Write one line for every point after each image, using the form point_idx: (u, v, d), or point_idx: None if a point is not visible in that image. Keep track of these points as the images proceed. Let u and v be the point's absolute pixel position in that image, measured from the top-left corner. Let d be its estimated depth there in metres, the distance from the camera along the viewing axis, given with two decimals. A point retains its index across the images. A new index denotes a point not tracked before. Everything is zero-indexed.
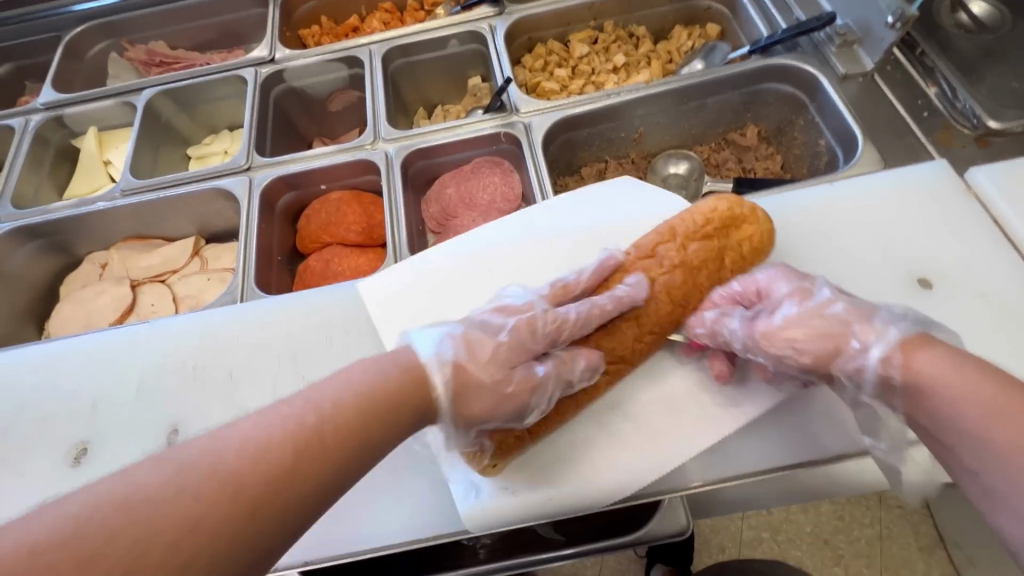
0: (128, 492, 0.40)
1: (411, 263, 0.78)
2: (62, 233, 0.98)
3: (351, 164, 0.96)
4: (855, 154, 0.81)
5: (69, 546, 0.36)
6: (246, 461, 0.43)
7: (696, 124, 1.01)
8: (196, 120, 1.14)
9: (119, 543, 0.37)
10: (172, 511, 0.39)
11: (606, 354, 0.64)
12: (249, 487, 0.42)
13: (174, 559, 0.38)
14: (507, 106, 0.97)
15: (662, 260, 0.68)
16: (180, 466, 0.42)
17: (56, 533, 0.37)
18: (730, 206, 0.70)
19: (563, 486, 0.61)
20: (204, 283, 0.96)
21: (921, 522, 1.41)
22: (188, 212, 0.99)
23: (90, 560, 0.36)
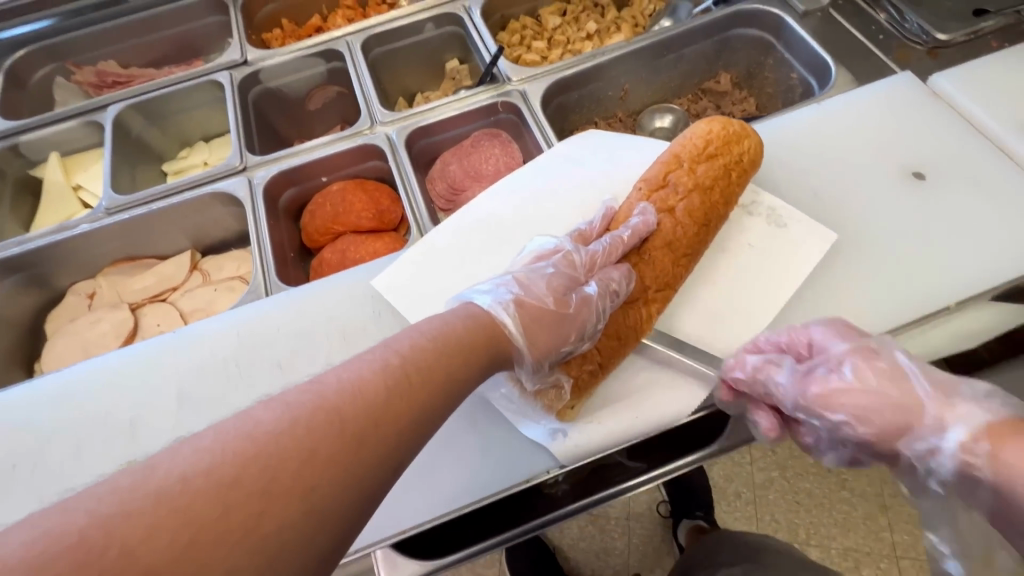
0: (245, 427, 0.37)
1: (421, 245, 0.74)
2: (42, 263, 0.90)
3: (352, 151, 0.94)
4: (830, 78, 0.89)
5: (195, 477, 0.33)
6: (356, 390, 0.41)
7: (674, 77, 1.07)
8: (168, 134, 1.08)
9: (249, 471, 0.34)
10: (292, 440, 0.36)
11: (648, 282, 0.63)
12: (364, 416, 0.39)
13: (305, 481, 0.35)
14: (498, 77, 0.99)
15: (674, 186, 0.66)
16: (291, 400, 0.39)
17: (179, 469, 0.34)
18: (724, 125, 0.69)
19: (647, 407, 0.60)
20: (213, 295, 0.92)
21: None
22: (182, 223, 0.94)
23: (220, 490, 0.33)
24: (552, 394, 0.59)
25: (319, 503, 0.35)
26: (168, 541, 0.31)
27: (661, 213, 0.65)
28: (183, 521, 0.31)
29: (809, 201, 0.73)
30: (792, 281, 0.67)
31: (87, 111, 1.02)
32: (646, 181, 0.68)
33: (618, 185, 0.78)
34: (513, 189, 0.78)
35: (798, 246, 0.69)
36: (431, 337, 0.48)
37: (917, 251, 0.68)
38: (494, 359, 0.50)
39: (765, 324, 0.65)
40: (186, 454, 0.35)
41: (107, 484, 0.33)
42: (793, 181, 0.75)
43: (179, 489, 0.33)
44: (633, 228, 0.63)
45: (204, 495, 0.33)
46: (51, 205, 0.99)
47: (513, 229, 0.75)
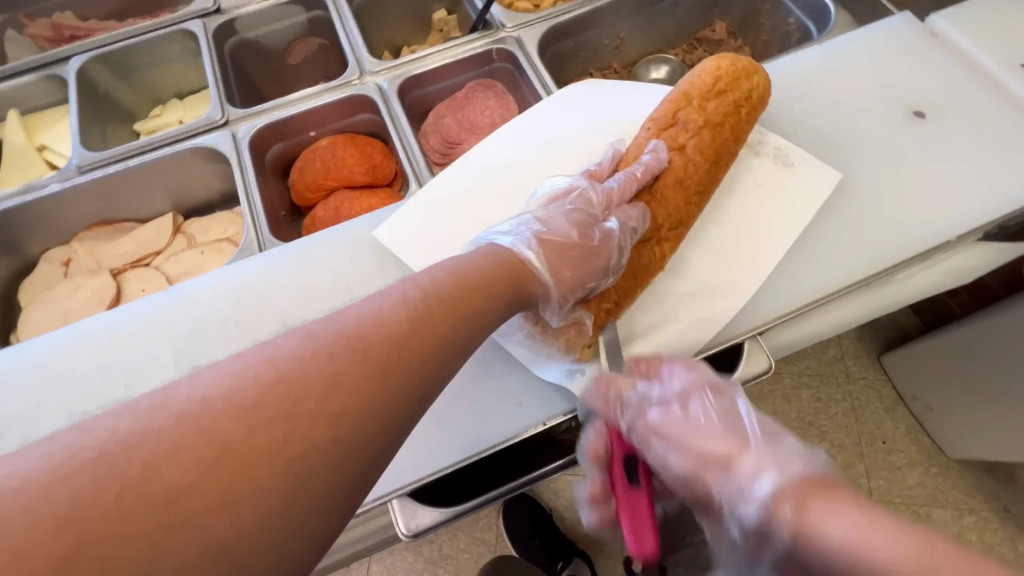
0: (264, 355, 0.36)
1: (424, 193, 0.72)
2: (10, 228, 0.84)
3: (340, 103, 0.89)
4: (829, 21, 0.88)
5: (217, 400, 0.33)
6: (377, 321, 0.40)
7: (670, 25, 1.05)
8: (137, 91, 1.01)
9: (273, 395, 0.34)
10: (314, 366, 0.36)
11: (661, 221, 0.62)
12: (387, 343, 0.39)
13: (329, 407, 0.35)
14: (492, 24, 0.94)
15: (683, 122, 0.65)
16: (311, 329, 0.39)
17: (201, 390, 0.33)
18: (732, 62, 0.68)
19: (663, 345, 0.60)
20: (200, 258, 0.87)
21: (884, 387, 1.55)
22: (161, 183, 0.89)
23: (245, 412, 0.33)
24: (571, 333, 0.58)
25: (344, 427, 0.35)
26: (192, 458, 0.30)
27: (671, 150, 0.64)
28: (206, 439, 0.31)
29: (815, 140, 0.73)
30: (801, 220, 0.67)
31: (46, 65, 0.94)
32: (655, 120, 0.67)
33: (624, 130, 0.76)
34: (516, 138, 0.76)
35: (805, 186, 0.69)
36: (448, 277, 0.47)
37: (921, 186, 0.69)
38: (508, 290, 0.51)
39: (775, 262, 0.65)
40: (207, 381, 0.34)
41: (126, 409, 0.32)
42: (797, 121, 0.75)
43: (200, 410, 0.32)
44: (646, 162, 0.63)
45: (227, 415, 0.32)
46: (14, 168, 0.92)
47: (519, 178, 0.73)
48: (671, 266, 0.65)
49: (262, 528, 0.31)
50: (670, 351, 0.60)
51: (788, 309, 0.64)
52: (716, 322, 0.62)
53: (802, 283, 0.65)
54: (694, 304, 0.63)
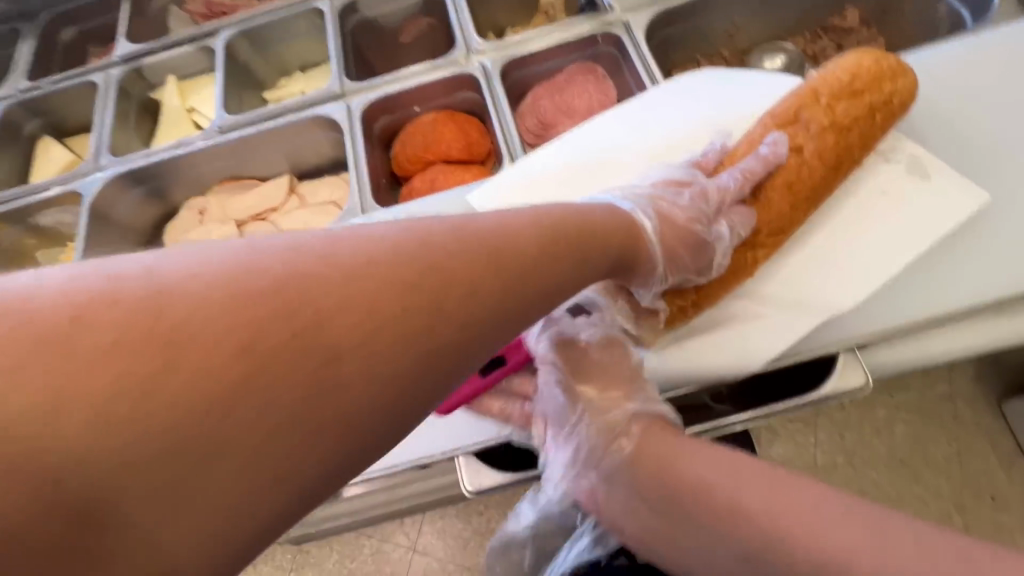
0: (413, 242, 0.39)
1: (519, 166, 0.74)
2: (162, 178, 0.98)
3: (445, 80, 0.93)
4: (989, 10, 0.77)
5: (379, 263, 0.36)
6: (511, 237, 0.43)
7: (793, 11, 0.97)
8: (270, 63, 1.12)
9: (426, 279, 0.37)
10: (459, 261, 0.39)
11: (760, 224, 0.60)
12: (517, 264, 0.42)
13: (467, 304, 0.38)
14: (600, 6, 0.93)
15: (804, 123, 0.61)
16: (455, 225, 0.42)
17: (363, 253, 0.36)
18: (876, 61, 0.62)
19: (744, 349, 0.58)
20: (309, 217, 0.97)
21: (1002, 435, 1.36)
22: (283, 147, 0.99)
23: (405, 284, 0.36)
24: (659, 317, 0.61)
25: (474, 324, 0.39)
26: (357, 316, 0.34)
27: (786, 150, 0.60)
28: (365, 306, 0.34)
29: (952, 143, 0.65)
30: (930, 239, 0.60)
31: (201, 37, 1.08)
32: (774, 114, 0.63)
33: (730, 122, 0.73)
34: (617, 123, 0.75)
35: (943, 204, 0.61)
36: (571, 215, 0.50)
37: None
38: (613, 256, 0.52)
39: (888, 277, 0.59)
40: (364, 252, 0.37)
41: (293, 253, 0.35)
42: (933, 121, 0.67)
43: (365, 266, 0.35)
44: (765, 153, 0.60)
45: (389, 286, 0.35)
46: (169, 126, 1.06)
47: (614, 167, 0.72)
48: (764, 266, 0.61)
49: (395, 395, 0.35)
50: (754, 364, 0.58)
51: (889, 325, 0.59)
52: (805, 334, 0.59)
53: (910, 299, 0.59)
54: (785, 309, 0.59)
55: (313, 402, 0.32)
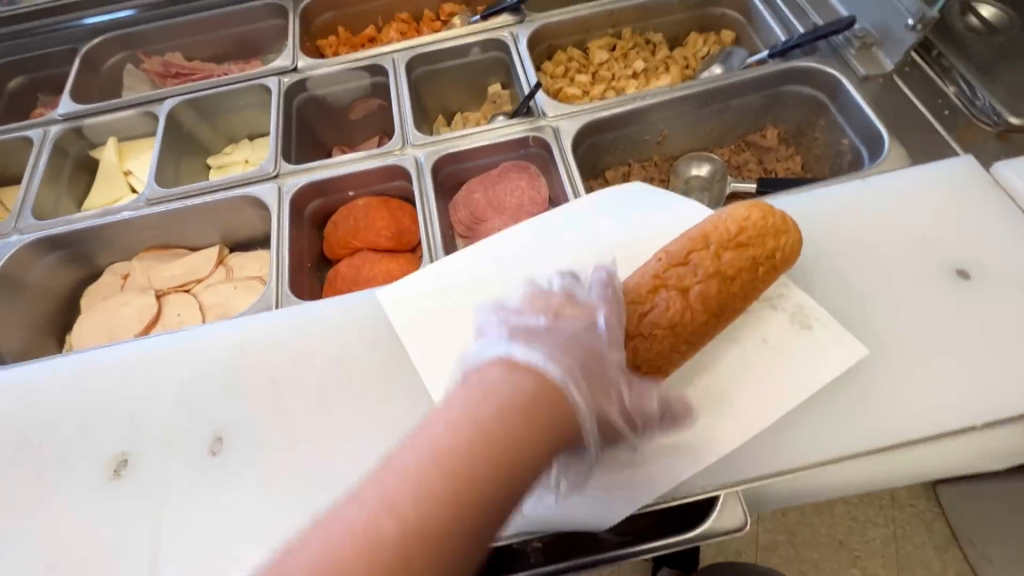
0: (398, 464, 0.44)
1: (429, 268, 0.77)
2: (86, 243, 0.97)
3: (379, 170, 0.96)
4: (882, 152, 0.83)
5: (360, 537, 0.39)
6: (474, 442, 0.45)
7: (720, 125, 1.03)
8: (216, 130, 1.14)
9: (405, 535, 0.40)
10: (431, 491, 0.42)
11: (636, 360, 0.61)
12: (486, 489, 0.44)
13: (458, 524, 0.42)
14: (534, 111, 0.98)
15: (691, 267, 0.63)
16: (420, 454, 0.44)
17: (349, 528, 0.40)
18: (763, 214, 0.65)
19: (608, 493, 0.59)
20: (232, 292, 0.95)
21: (935, 520, 1.37)
22: (214, 220, 0.99)
23: (377, 553, 0.39)
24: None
25: (462, 537, 0.42)
26: None
27: (674, 293, 0.62)
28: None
29: (835, 285, 0.69)
30: (800, 391, 0.62)
31: (146, 103, 1.09)
32: (668, 251, 0.65)
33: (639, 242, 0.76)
34: (530, 236, 0.77)
35: (816, 354, 0.64)
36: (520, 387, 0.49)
37: (946, 357, 0.63)
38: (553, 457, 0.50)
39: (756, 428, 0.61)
40: (363, 494, 0.42)
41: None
42: (815, 262, 0.71)
43: (342, 552, 0.38)
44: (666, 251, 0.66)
45: (364, 553, 0.39)
46: (102, 186, 1.05)
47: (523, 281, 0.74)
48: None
49: None
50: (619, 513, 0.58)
51: (758, 471, 0.60)
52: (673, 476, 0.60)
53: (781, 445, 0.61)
54: (660, 451, 0.60)
55: None
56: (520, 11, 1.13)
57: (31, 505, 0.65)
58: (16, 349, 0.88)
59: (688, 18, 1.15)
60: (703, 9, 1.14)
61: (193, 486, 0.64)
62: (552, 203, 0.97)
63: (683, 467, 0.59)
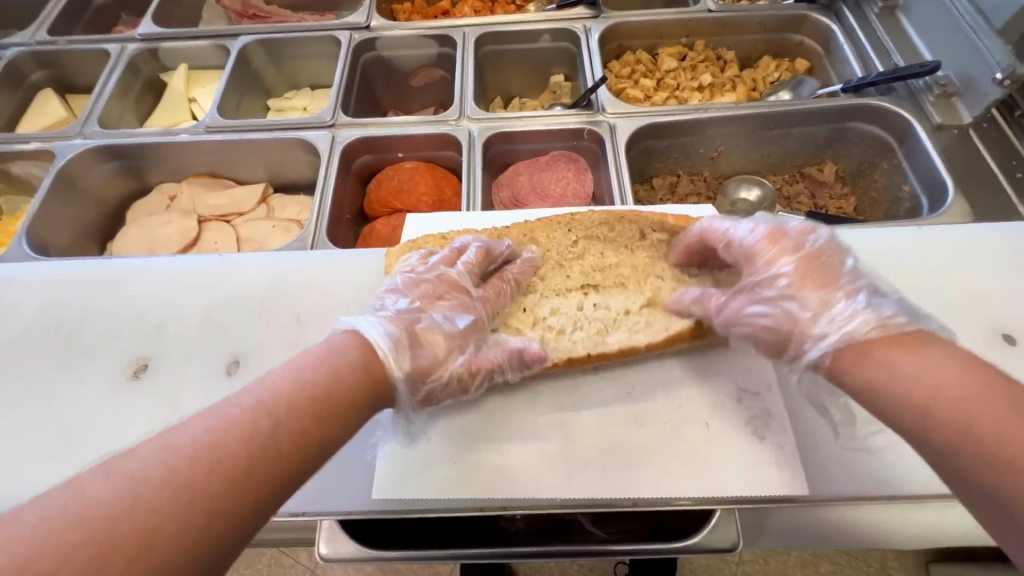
0: (224, 410, 0.42)
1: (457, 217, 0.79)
2: (142, 158, 1.00)
3: (432, 137, 0.97)
4: (943, 203, 0.81)
5: (181, 452, 0.38)
6: (306, 374, 0.47)
7: (777, 152, 1.02)
8: (282, 74, 1.17)
9: (232, 443, 0.39)
10: (267, 415, 0.42)
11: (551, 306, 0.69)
12: (313, 421, 0.44)
13: (280, 455, 0.41)
14: (594, 105, 0.98)
15: (629, 243, 0.74)
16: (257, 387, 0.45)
17: (155, 451, 0.38)
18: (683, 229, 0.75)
19: (503, 486, 0.58)
20: (269, 230, 0.97)
21: None
22: (265, 158, 1.01)
23: (202, 456, 0.38)
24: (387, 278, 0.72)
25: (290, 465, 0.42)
26: (152, 503, 0.35)
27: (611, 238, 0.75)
28: (184, 487, 0.36)
29: None
30: (716, 467, 0.58)
31: (221, 36, 1.12)
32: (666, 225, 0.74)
33: None
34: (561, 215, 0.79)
35: (753, 448, 0.59)
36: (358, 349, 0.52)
37: None
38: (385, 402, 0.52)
39: (666, 464, 0.59)
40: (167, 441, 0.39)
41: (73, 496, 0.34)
42: None
43: (162, 461, 0.37)
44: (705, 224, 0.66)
45: (204, 453, 0.38)
46: (166, 108, 1.09)
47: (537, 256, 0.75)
48: (596, 409, 0.63)
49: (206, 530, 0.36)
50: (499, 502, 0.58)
51: (756, 493, 0.57)
52: (632, 483, 0.58)
53: (789, 470, 0.58)
54: (618, 460, 0.59)
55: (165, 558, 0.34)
56: (597, 6, 1.13)
57: (52, 389, 0.68)
58: (60, 245, 0.92)
59: (763, 41, 1.13)
60: (780, 34, 1.12)
61: (203, 401, 0.66)
62: (594, 200, 0.96)
63: (576, 495, 0.58)
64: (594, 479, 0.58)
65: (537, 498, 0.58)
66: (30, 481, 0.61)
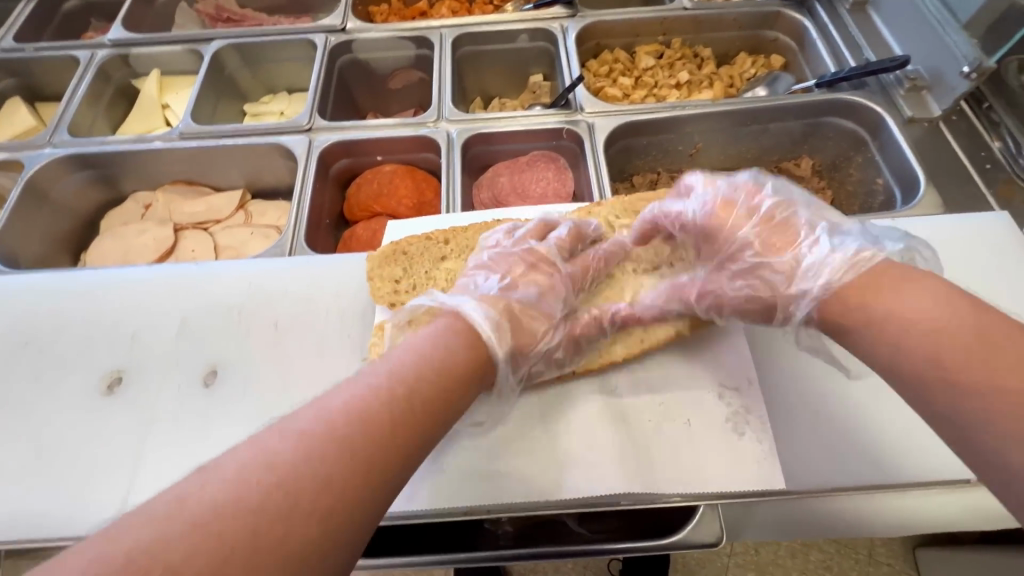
0: (363, 381, 0.45)
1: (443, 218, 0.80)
2: (114, 166, 0.98)
3: (411, 140, 0.97)
4: (916, 195, 0.82)
5: (335, 414, 0.41)
6: (427, 347, 0.50)
7: (755, 147, 1.03)
8: (258, 78, 1.15)
9: (376, 408, 0.43)
10: (401, 382, 0.46)
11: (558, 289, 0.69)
12: (439, 389, 0.47)
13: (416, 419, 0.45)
14: (572, 104, 0.98)
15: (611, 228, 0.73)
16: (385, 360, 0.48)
17: (315, 415, 0.41)
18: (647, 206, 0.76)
19: (485, 489, 0.58)
20: (248, 237, 0.96)
21: None
22: (242, 164, 1.00)
23: (355, 419, 0.41)
24: (377, 284, 0.71)
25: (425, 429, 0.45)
26: (324, 461, 0.38)
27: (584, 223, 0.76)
28: (344, 446, 0.40)
29: None
30: (697, 462, 0.59)
31: (194, 40, 1.11)
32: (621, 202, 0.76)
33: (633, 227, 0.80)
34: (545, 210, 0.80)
35: (734, 443, 0.59)
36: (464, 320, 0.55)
37: None
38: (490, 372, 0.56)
39: (648, 461, 0.59)
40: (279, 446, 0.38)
41: (252, 456, 0.37)
42: None
43: (321, 424, 0.40)
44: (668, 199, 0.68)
45: (355, 415, 0.42)
46: (138, 115, 1.07)
47: None
48: (578, 408, 0.63)
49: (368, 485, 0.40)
50: (481, 506, 0.58)
51: (736, 489, 0.57)
52: (616, 483, 0.58)
53: (768, 464, 0.58)
54: (600, 459, 0.59)
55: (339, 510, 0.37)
56: (574, 5, 1.13)
57: (23, 406, 0.66)
58: (31, 257, 0.90)
59: (739, 37, 1.14)
60: (755, 31, 1.13)
61: (180, 413, 0.64)
62: (575, 198, 0.96)
63: (558, 496, 0.58)
64: (576, 479, 0.58)
65: (519, 500, 0.58)
66: (2, 500, 0.60)
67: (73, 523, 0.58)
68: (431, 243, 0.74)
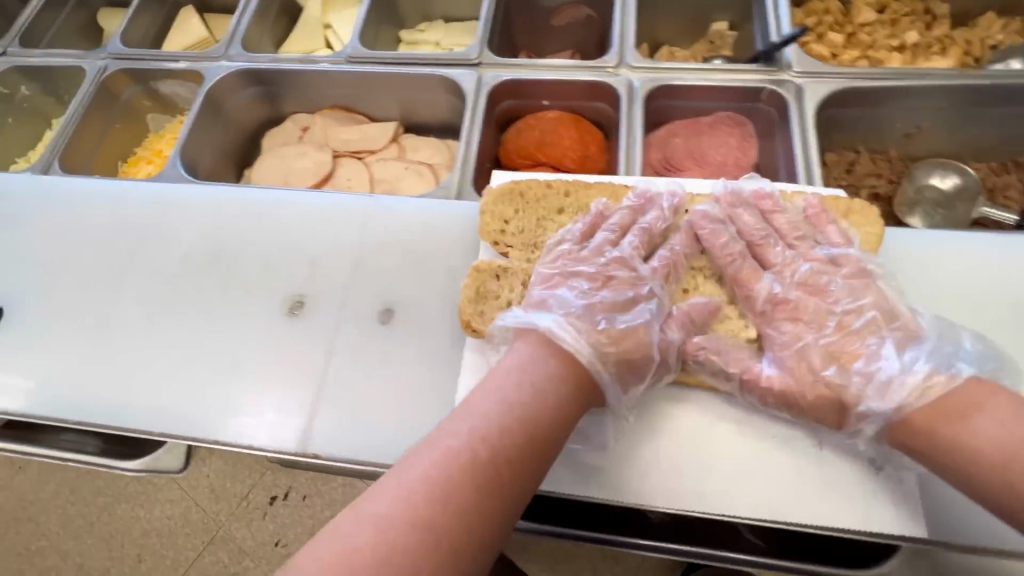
0: (453, 433, 0.46)
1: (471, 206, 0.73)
2: (281, 85, 0.98)
3: (586, 85, 0.88)
4: None
5: (431, 466, 0.43)
6: (514, 404, 0.48)
7: (988, 135, 0.85)
8: (416, 3, 1.09)
9: (470, 469, 0.44)
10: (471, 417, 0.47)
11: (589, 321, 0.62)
12: (522, 428, 0.47)
13: (476, 459, 0.44)
14: (777, 61, 0.84)
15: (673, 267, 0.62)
16: (478, 405, 0.48)
17: (426, 461, 0.44)
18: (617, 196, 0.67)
19: (674, 488, 0.55)
20: (402, 171, 0.94)
21: None
22: (401, 95, 0.97)
23: (436, 470, 0.43)
24: (487, 218, 0.68)
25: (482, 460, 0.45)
26: (416, 501, 0.41)
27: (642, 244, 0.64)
28: (437, 486, 0.42)
29: None
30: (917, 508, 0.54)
31: None
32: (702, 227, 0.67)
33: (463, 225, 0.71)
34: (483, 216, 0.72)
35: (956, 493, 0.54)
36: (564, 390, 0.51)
37: None
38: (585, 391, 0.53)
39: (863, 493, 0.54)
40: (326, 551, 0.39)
41: (386, 518, 0.40)
42: None
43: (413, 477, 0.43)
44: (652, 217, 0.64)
45: (454, 476, 0.43)
46: (303, 35, 1.05)
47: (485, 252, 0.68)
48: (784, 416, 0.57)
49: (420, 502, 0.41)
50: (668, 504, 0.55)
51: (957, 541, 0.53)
52: (794, 503, 0.53)
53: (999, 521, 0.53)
54: (810, 476, 0.55)
55: (416, 536, 0.40)
56: None
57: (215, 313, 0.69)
58: (206, 168, 0.93)
59: None
60: None
61: (359, 345, 0.65)
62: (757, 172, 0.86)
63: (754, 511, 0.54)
64: (779, 494, 0.54)
65: (716, 507, 0.54)
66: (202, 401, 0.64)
67: (268, 435, 0.61)
68: (551, 194, 0.70)
